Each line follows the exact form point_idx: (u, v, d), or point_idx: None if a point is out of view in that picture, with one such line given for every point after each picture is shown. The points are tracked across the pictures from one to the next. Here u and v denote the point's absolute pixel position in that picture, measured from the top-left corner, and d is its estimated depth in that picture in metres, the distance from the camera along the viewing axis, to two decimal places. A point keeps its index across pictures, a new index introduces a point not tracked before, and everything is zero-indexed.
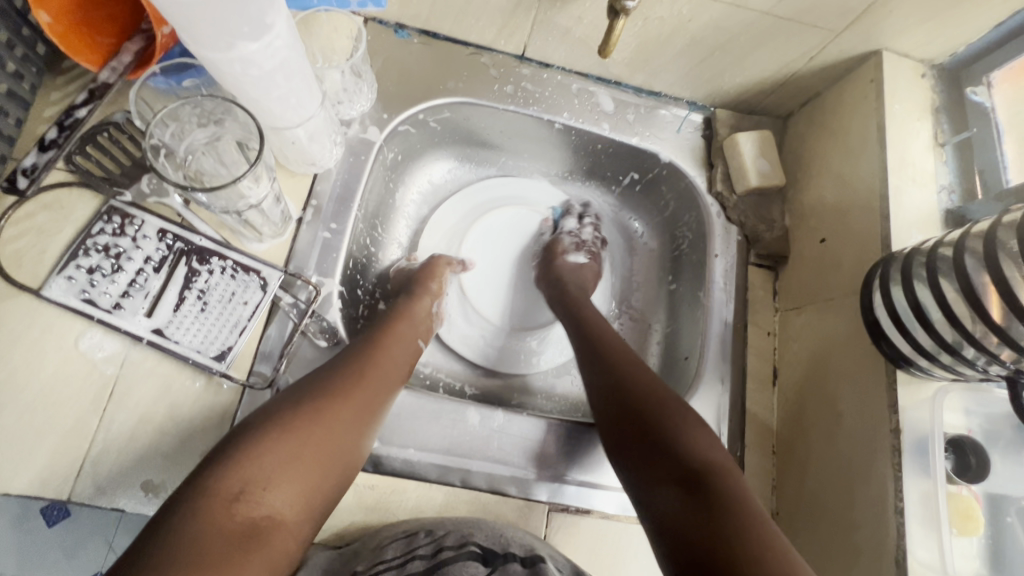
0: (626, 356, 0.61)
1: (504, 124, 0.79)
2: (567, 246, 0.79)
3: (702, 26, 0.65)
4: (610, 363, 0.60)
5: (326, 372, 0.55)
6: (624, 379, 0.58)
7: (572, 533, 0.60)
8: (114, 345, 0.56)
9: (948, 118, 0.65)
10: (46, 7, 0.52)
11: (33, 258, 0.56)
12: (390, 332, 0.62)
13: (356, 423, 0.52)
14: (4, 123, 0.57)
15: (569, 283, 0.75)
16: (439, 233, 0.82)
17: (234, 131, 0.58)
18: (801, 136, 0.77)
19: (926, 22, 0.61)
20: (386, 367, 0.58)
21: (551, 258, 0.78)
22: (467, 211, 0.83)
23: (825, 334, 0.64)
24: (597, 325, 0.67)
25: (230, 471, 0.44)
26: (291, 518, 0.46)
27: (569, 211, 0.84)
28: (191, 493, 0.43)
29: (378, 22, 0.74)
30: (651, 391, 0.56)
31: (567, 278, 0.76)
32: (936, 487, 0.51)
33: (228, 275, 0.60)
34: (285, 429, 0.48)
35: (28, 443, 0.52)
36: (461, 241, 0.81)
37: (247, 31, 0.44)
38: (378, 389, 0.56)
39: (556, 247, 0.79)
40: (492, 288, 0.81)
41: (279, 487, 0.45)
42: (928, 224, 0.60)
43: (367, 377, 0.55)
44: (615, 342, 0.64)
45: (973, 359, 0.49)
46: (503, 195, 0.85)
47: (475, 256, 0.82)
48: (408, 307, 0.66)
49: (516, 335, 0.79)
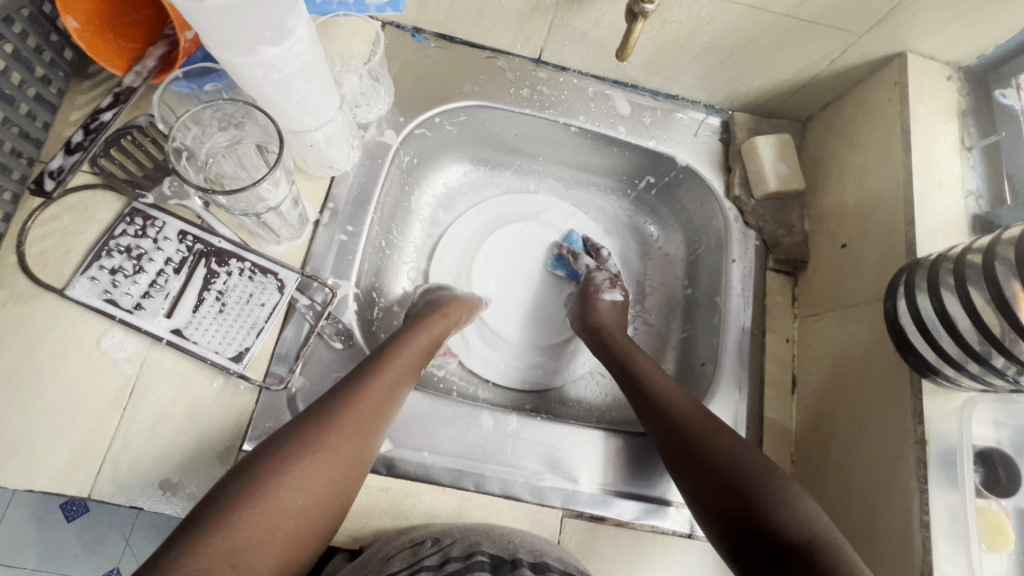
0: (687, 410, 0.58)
1: (520, 127, 0.79)
2: (600, 283, 0.76)
3: (721, 29, 0.64)
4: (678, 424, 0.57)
5: (326, 399, 0.52)
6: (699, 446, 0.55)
7: (585, 540, 0.59)
8: (135, 345, 0.57)
9: (976, 121, 0.64)
10: (73, 13, 0.54)
11: (58, 257, 0.57)
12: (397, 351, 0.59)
13: (360, 453, 0.51)
14: (32, 126, 0.58)
15: (608, 327, 0.72)
16: (448, 258, 0.81)
17: (254, 134, 0.59)
18: (821, 140, 0.76)
19: (954, 24, 0.59)
20: (393, 392, 0.56)
21: (590, 300, 0.74)
22: (469, 234, 0.82)
23: (847, 341, 0.63)
24: (652, 373, 0.64)
25: (203, 542, 0.40)
26: (285, 569, 0.44)
27: (567, 254, 0.80)
28: (177, 547, 0.39)
29: (395, 26, 0.74)
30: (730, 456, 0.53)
31: (605, 323, 0.72)
32: (965, 501, 0.49)
33: (246, 277, 0.60)
34: (290, 472, 0.45)
35: (51, 440, 0.53)
36: (471, 258, 0.81)
37: (268, 35, 0.45)
38: (384, 417, 0.54)
39: (590, 289, 0.75)
40: (507, 309, 0.80)
41: (255, 559, 0.41)
42: (954, 229, 0.59)
43: (374, 407, 0.53)
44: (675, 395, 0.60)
45: (1002, 369, 0.48)
46: (514, 212, 0.84)
47: (488, 282, 0.81)
48: (419, 327, 0.64)
49: (535, 351, 0.79)
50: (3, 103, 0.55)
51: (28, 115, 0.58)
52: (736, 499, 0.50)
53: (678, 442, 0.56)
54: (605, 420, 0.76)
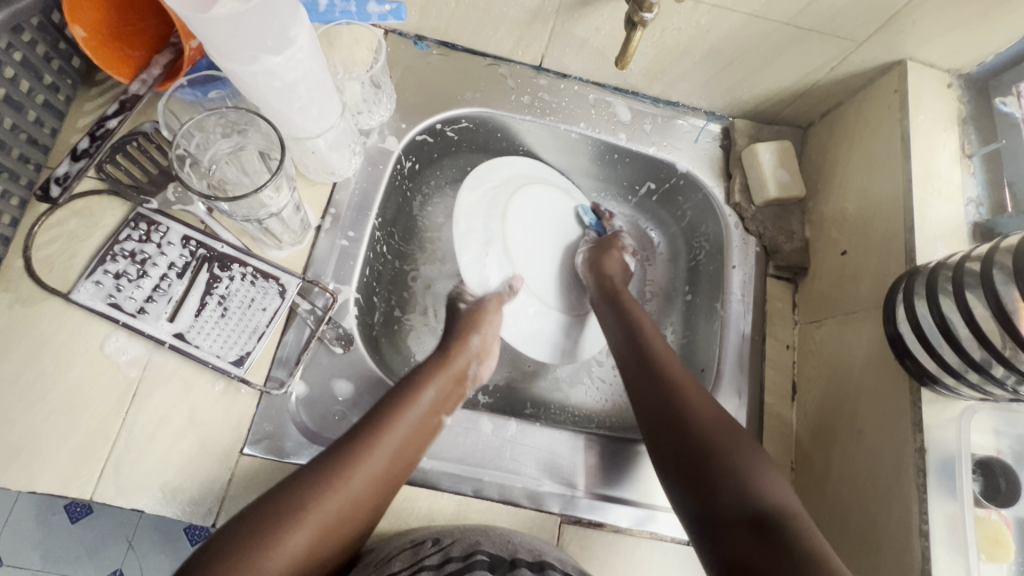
0: (713, 415, 0.55)
1: (528, 134, 0.79)
2: (626, 244, 0.78)
3: (721, 36, 0.65)
4: (691, 432, 0.54)
5: (325, 455, 0.51)
6: (706, 459, 0.51)
7: (585, 545, 0.59)
8: (138, 348, 0.57)
9: (976, 129, 0.64)
10: (81, 23, 0.55)
11: (64, 262, 0.58)
12: (412, 400, 0.57)
13: (365, 504, 0.50)
14: (40, 133, 0.59)
15: (618, 280, 0.73)
16: (482, 189, 0.75)
17: (257, 141, 0.60)
18: (821, 146, 0.76)
19: (953, 31, 0.60)
20: (408, 440, 0.55)
21: (610, 248, 0.76)
22: (501, 180, 0.77)
23: (846, 349, 0.63)
24: (666, 361, 0.61)
25: None
26: None
27: (602, 216, 0.82)
28: None
29: (398, 33, 0.75)
30: (738, 478, 0.49)
31: (612, 274, 0.73)
32: (963, 511, 0.49)
33: (249, 281, 0.61)
34: (287, 530, 0.45)
35: (55, 442, 0.53)
36: (506, 206, 0.76)
37: (271, 44, 0.46)
38: (393, 473, 0.53)
39: (615, 242, 0.77)
40: (531, 260, 0.77)
41: None
42: (954, 237, 0.58)
43: (377, 466, 0.52)
44: (704, 402, 0.56)
45: (1001, 378, 0.47)
46: (545, 176, 0.81)
47: (515, 228, 0.76)
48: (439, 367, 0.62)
49: (554, 319, 0.77)
50: (12, 110, 0.56)
51: (36, 122, 0.59)
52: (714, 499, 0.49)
53: (681, 451, 0.53)
54: (606, 424, 0.75)
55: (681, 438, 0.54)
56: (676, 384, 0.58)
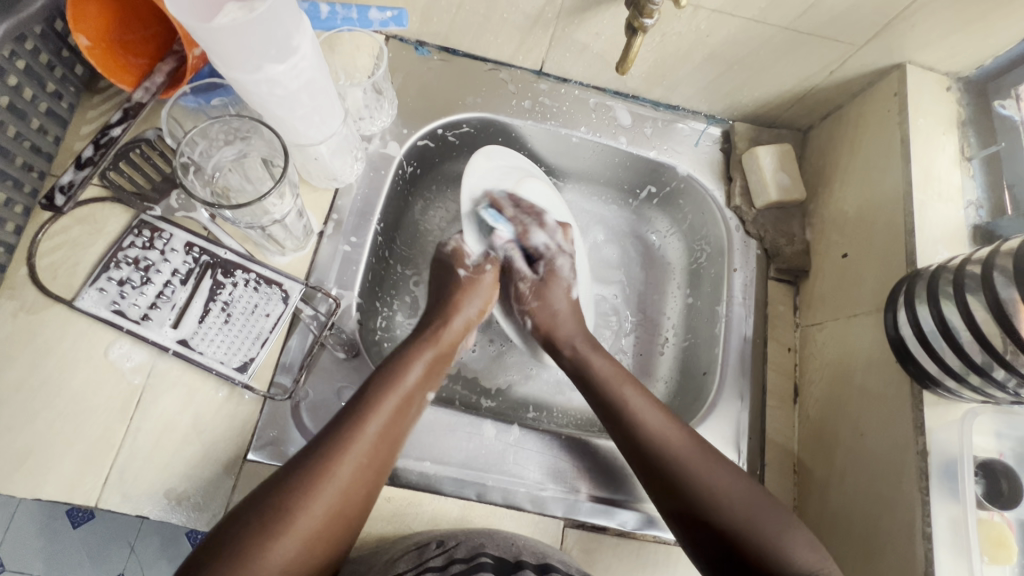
0: (725, 487, 0.53)
1: (536, 138, 0.80)
2: (567, 275, 0.72)
3: (721, 41, 0.65)
4: (703, 502, 0.53)
5: (305, 450, 0.50)
6: (731, 537, 0.51)
7: (588, 549, 0.60)
8: (141, 355, 0.58)
9: (975, 131, 0.64)
10: (85, 32, 0.56)
11: (68, 269, 0.58)
12: (399, 379, 0.57)
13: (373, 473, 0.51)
14: (43, 141, 0.59)
15: (568, 328, 0.68)
16: (497, 161, 0.75)
17: (259, 148, 0.60)
18: (821, 149, 0.76)
19: (952, 35, 0.60)
20: (400, 412, 0.55)
21: (554, 301, 0.70)
22: (512, 163, 0.76)
23: (847, 352, 0.63)
24: (658, 429, 0.57)
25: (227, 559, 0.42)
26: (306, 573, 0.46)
27: (516, 220, 0.72)
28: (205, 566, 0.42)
29: (399, 39, 0.76)
30: (767, 552, 0.49)
31: (563, 324, 0.69)
32: (966, 513, 0.49)
33: (252, 287, 0.61)
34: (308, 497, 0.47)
35: (59, 450, 0.53)
36: (515, 183, 0.74)
37: (274, 53, 0.46)
38: (391, 439, 0.54)
39: (561, 288, 0.71)
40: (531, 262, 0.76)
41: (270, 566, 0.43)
42: (954, 239, 0.59)
43: (363, 455, 0.51)
44: (716, 472, 0.54)
45: (1003, 381, 0.48)
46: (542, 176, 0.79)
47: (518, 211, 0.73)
48: (427, 342, 0.62)
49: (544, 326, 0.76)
50: (16, 118, 0.56)
51: (40, 129, 0.59)
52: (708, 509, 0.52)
53: (700, 530, 0.52)
54: None
55: (697, 517, 0.52)
56: (678, 458, 0.55)
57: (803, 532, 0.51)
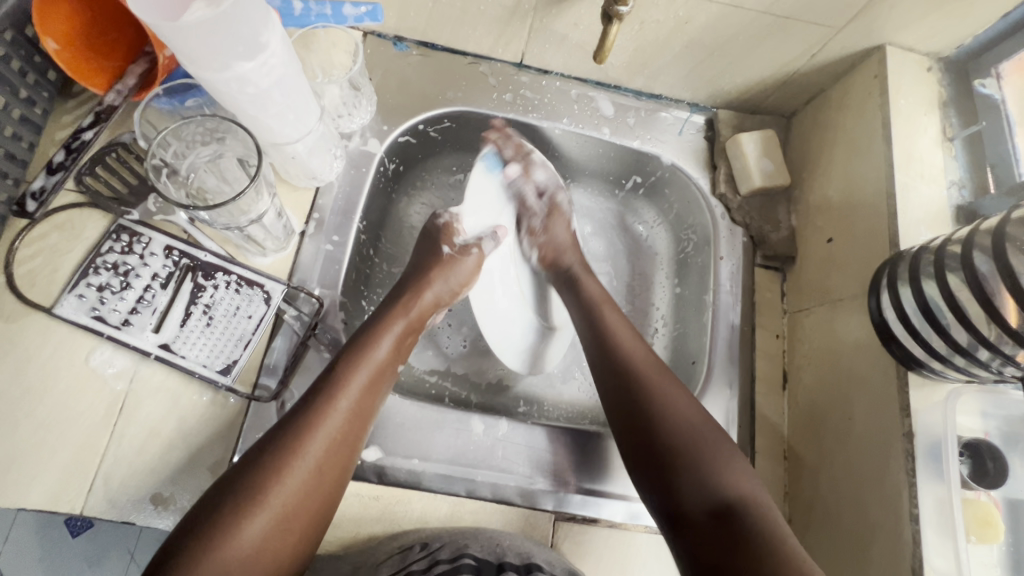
0: (684, 418, 0.54)
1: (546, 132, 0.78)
2: (563, 207, 0.75)
3: (700, 27, 0.64)
4: (657, 417, 0.54)
5: (274, 431, 0.50)
6: (671, 456, 0.52)
7: (578, 542, 0.60)
8: (124, 361, 0.57)
9: (957, 111, 0.64)
10: (52, 35, 0.55)
11: (46, 276, 0.58)
12: (369, 351, 0.57)
13: (349, 438, 0.52)
14: (18, 148, 0.59)
15: (566, 250, 0.73)
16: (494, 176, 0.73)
17: (235, 149, 0.59)
18: (805, 134, 0.76)
19: (930, 15, 0.59)
20: (371, 380, 0.55)
21: (555, 248, 0.73)
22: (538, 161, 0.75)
23: (834, 337, 0.63)
24: (629, 347, 0.60)
25: (207, 522, 0.43)
26: (290, 529, 0.46)
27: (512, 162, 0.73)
28: (188, 533, 0.43)
29: (377, 35, 0.75)
30: (704, 475, 0.50)
31: (562, 254, 0.73)
32: (950, 493, 0.49)
33: (233, 290, 0.60)
34: (285, 462, 0.47)
35: (42, 459, 0.53)
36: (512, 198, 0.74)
37: (241, 50, 0.46)
38: (365, 404, 0.54)
39: (559, 232, 0.74)
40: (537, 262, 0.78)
41: (251, 522, 0.44)
42: (937, 220, 0.59)
43: (334, 430, 0.51)
44: (676, 398, 0.55)
45: (987, 361, 0.48)
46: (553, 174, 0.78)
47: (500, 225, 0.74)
48: (398, 310, 0.62)
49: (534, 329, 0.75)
50: None
51: (14, 137, 0.58)
52: (656, 421, 0.54)
53: (649, 450, 0.53)
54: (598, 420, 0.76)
55: (648, 439, 0.54)
56: (648, 384, 0.56)
57: (744, 465, 0.51)
